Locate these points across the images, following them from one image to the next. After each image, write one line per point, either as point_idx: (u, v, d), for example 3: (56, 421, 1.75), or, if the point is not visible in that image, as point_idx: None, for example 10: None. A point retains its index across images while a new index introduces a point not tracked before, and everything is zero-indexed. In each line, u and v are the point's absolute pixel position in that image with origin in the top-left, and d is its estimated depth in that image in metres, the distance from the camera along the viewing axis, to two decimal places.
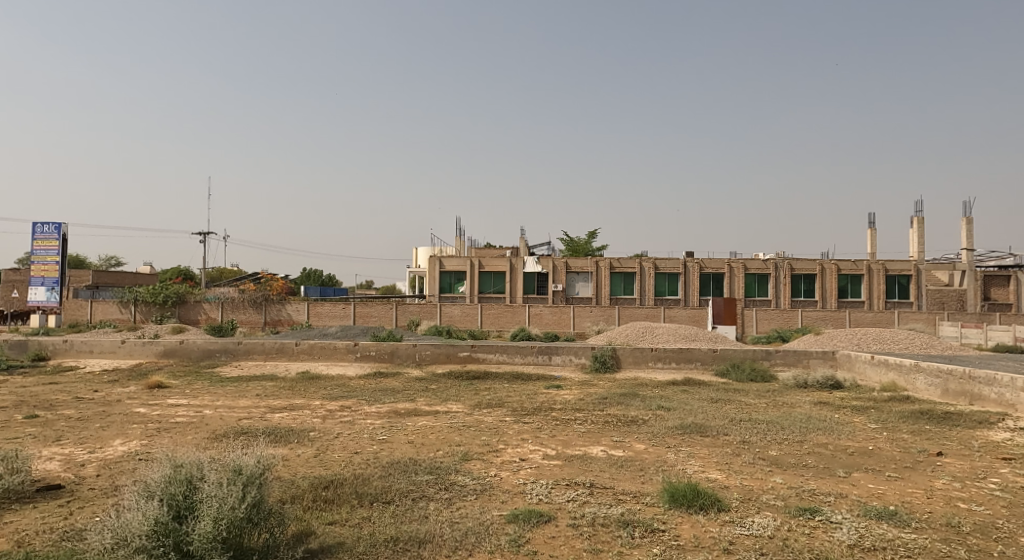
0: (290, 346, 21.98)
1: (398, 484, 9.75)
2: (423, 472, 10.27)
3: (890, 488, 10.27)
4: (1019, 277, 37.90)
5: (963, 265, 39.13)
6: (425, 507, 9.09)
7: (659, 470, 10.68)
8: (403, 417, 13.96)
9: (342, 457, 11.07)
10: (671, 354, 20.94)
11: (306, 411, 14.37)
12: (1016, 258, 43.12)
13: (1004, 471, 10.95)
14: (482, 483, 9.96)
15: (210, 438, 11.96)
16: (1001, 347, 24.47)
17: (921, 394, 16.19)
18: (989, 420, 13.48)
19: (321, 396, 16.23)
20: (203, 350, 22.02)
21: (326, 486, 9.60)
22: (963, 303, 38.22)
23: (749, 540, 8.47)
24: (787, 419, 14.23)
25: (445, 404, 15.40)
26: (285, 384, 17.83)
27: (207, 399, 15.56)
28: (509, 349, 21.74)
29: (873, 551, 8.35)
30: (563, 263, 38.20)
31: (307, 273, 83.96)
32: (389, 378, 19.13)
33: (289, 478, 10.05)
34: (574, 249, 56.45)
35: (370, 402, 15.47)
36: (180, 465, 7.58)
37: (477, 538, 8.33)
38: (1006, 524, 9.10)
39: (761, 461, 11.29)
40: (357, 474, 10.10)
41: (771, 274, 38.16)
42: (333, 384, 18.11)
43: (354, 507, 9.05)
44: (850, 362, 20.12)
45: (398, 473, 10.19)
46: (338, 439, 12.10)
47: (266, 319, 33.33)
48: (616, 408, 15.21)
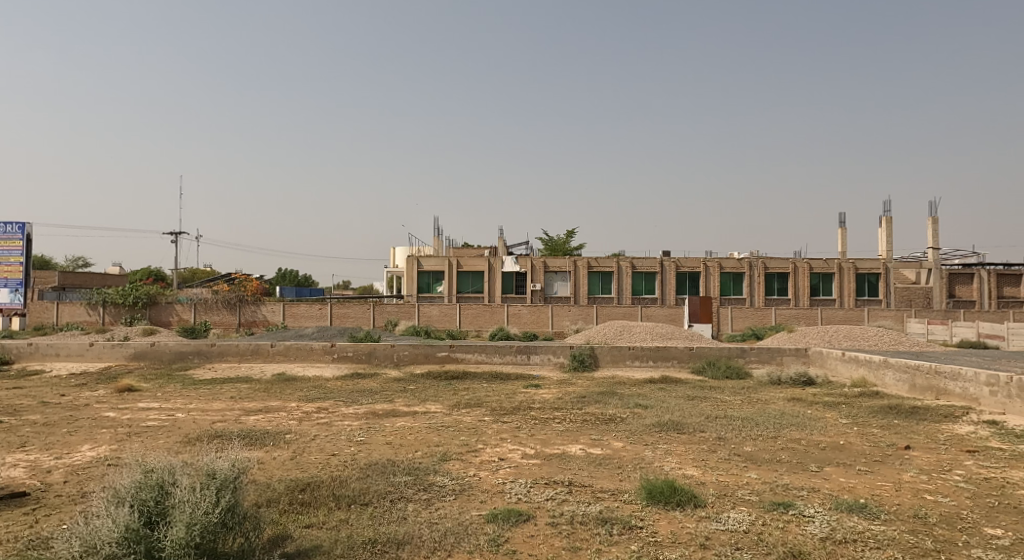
0: (266, 347, 21.91)
1: (377, 485, 9.84)
2: (402, 473, 10.38)
3: (860, 481, 10.57)
4: (982, 275, 38.71)
5: (930, 263, 39.81)
6: (404, 508, 9.20)
7: (637, 468, 10.88)
8: (381, 418, 14.07)
9: (318, 459, 11.13)
10: (648, 353, 21.23)
11: (282, 414, 14.39)
12: (980, 257, 43.99)
13: (969, 463, 11.25)
14: (461, 483, 10.08)
15: (182, 442, 11.98)
16: (965, 343, 25.10)
17: (889, 390, 16.55)
18: (954, 413, 13.82)
19: (298, 398, 16.23)
20: (176, 351, 21.92)
21: (302, 488, 9.68)
22: (929, 301, 38.98)
23: (725, 535, 8.68)
24: (762, 414, 14.57)
25: (423, 405, 15.50)
26: (261, 386, 17.84)
27: (179, 403, 15.53)
28: (487, 349, 21.83)
29: (844, 543, 8.59)
30: (542, 263, 38.43)
31: (283, 273, 83.59)
32: (366, 379, 19.19)
33: (265, 481, 10.11)
34: (554, 248, 56.85)
35: (348, 403, 15.53)
36: (151, 470, 7.61)
37: (456, 538, 8.46)
38: (970, 515, 9.41)
39: (736, 457, 11.55)
40: (334, 476, 10.20)
41: (745, 273, 38.63)
42: (310, 385, 18.15)
43: (331, 509, 9.14)
44: (821, 359, 20.50)
45: (376, 475, 10.27)
46: (314, 442, 12.14)
47: (241, 320, 33.22)
48: (595, 407, 15.41)
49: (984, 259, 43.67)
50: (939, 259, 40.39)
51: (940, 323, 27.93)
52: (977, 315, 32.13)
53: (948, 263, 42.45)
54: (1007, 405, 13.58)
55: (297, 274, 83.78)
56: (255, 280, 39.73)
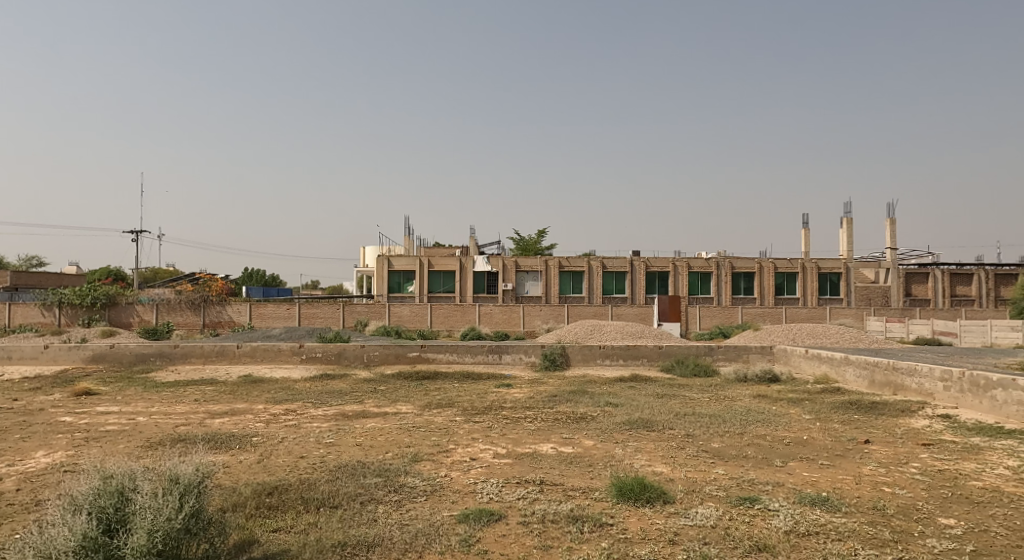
0: (231, 348, 21.81)
1: (346, 487, 9.95)
2: (372, 474, 10.50)
3: (822, 475, 10.92)
4: (937, 274, 39.77)
5: (888, 263, 40.76)
6: (374, 510, 9.33)
7: (607, 465, 11.12)
8: (351, 419, 14.16)
9: (286, 461, 11.20)
10: (619, 351, 21.65)
11: (249, 416, 14.41)
12: (935, 256, 45.28)
13: (924, 455, 11.67)
14: (432, 483, 10.23)
15: (143, 447, 11.97)
16: (921, 340, 25.86)
17: (849, 386, 17.04)
18: (910, 408, 14.30)
19: (265, 400, 16.22)
20: (137, 353, 21.74)
21: (269, 492, 9.76)
22: (887, 299, 39.91)
23: (693, 531, 8.94)
24: (729, 411, 14.92)
25: (394, 405, 15.60)
26: (227, 388, 17.79)
27: (140, 406, 15.46)
28: (459, 349, 22.02)
29: (807, 536, 8.90)
30: (514, 263, 38.61)
31: (248, 274, 82.82)
32: (336, 380, 19.22)
33: (231, 485, 10.15)
34: (525, 248, 57.15)
35: (317, 405, 15.57)
36: (109, 476, 7.64)
37: (428, 539, 8.62)
38: (926, 505, 9.79)
39: (704, 453, 11.85)
40: (302, 479, 10.28)
41: (712, 272, 39.23)
42: (278, 386, 18.15)
43: (299, 512, 9.25)
44: (786, 357, 20.99)
45: (346, 477, 10.39)
46: (282, 444, 12.20)
47: (205, 321, 32.97)
48: (566, 405, 15.65)
49: (938, 258, 44.96)
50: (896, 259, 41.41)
51: (897, 320, 28.73)
52: (933, 313, 33.06)
53: (906, 263, 43.58)
54: (960, 399, 14.08)
55: (263, 273, 83.08)
56: (220, 279, 39.36)
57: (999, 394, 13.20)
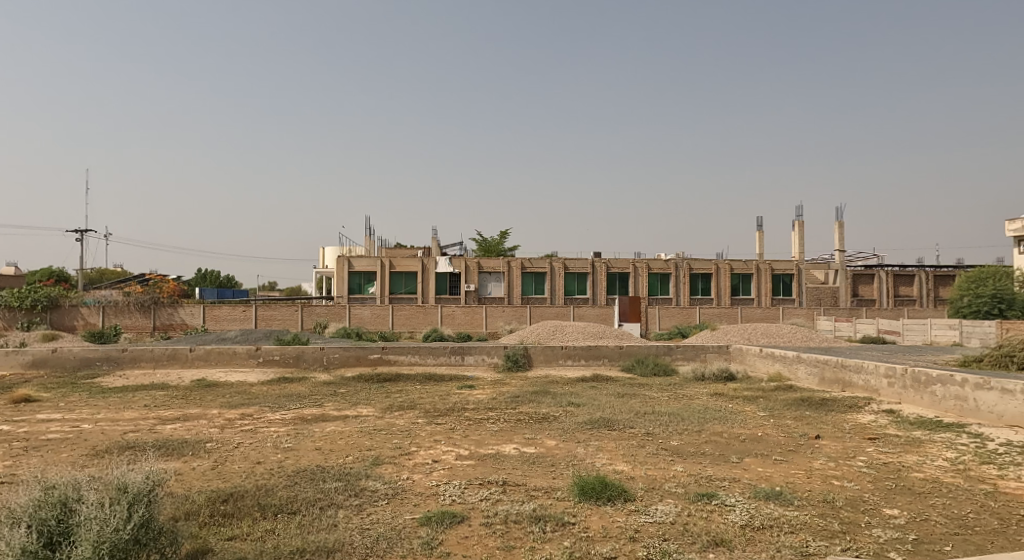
0: (183, 352, 21.57)
1: (305, 493, 10.04)
2: (332, 479, 10.61)
3: (776, 470, 11.34)
4: (882, 275, 41.10)
5: (837, 264, 41.90)
6: (334, 515, 9.45)
7: (569, 465, 11.40)
8: (310, 423, 14.23)
9: (242, 467, 11.25)
10: (581, 351, 21.98)
11: (203, 421, 14.37)
12: (879, 258, 46.86)
13: (871, 449, 12.18)
14: (393, 487, 10.38)
15: (88, 455, 11.88)
16: (867, 338, 26.79)
17: (801, 383, 17.61)
18: (858, 404, 14.87)
19: (219, 404, 16.16)
20: (81, 358, 21.38)
21: (224, 499, 9.80)
22: (836, 300, 41.00)
23: (653, 527, 9.23)
24: (687, 410, 15.33)
25: (354, 408, 15.69)
26: (179, 393, 17.66)
27: (85, 413, 15.27)
28: (421, 350, 22.12)
29: (762, 529, 9.23)
30: (476, 264, 38.77)
31: (203, 276, 81.59)
32: (294, 383, 19.20)
33: (184, 493, 10.15)
34: (487, 249, 57.39)
35: (274, 409, 15.59)
36: (52, 486, 7.41)
37: (390, 542, 8.76)
38: (872, 497, 10.22)
39: (664, 451, 12.19)
40: (259, 485, 10.35)
41: (671, 273, 39.90)
42: (234, 390, 18.08)
43: (256, 519, 9.31)
44: (741, 356, 21.57)
45: (305, 482, 10.49)
46: (237, 450, 12.23)
47: (156, 324, 32.42)
48: (528, 406, 15.91)
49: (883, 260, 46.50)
50: (844, 261, 42.64)
51: (845, 320, 29.68)
52: (878, 313, 34.17)
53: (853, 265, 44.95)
54: (903, 395, 14.69)
55: (218, 275, 81.91)
56: (170, 280, 38.68)
57: (939, 390, 13.83)
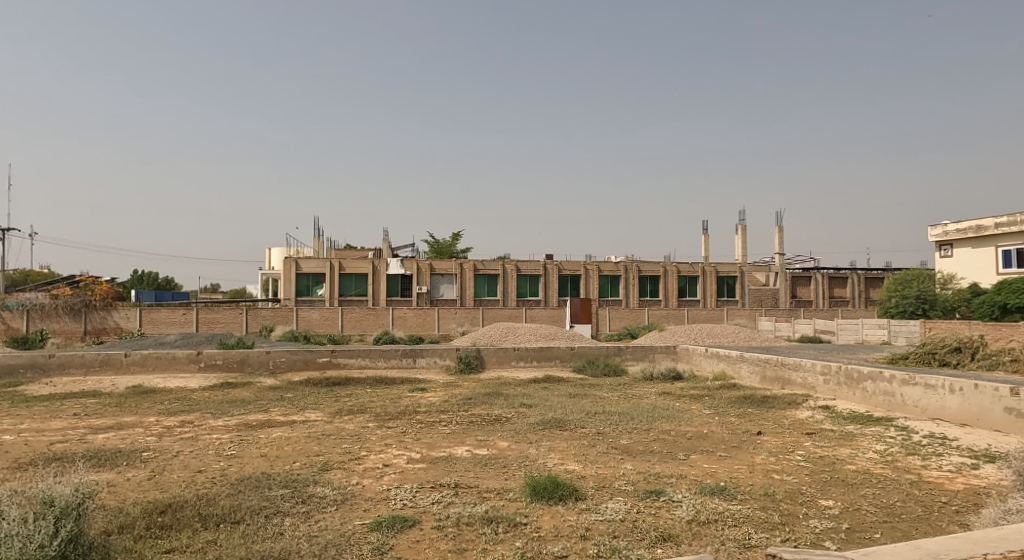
0: (118, 358, 20.96)
1: (249, 501, 10.05)
2: (278, 486, 10.67)
3: (721, 466, 11.80)
4: (819, 278, 42.62)
5: (777, 266, 43.16)
6: (280, 523, 9.49)
7: (521, 466, 11.68)
8: (255, 429, 14.22)
9: (181, 477, 11.20)
10: (532, 353, 22.31)
11: (139, 430, 14.22)
12: (815, 260, 48.65)
13: (808, 444, 12.74)
14: (342, 493, 10.50)
15: (14, 468, 11.65)
16: (805, 338, 27.82)
17: (744, 381, 18.22)
18: (797, 400, 15.50)
19: (157, 412, 15.99)
20: (4, 366, 20.33)
21: (162, 510, 9.75)
22: (776, 301, 42.27)
23: (603, 525, 9.53)
24: (636, 409, 15.74)
25: (302, 413, 15.70)
26: (112, 401, 17.35)
27: (11, 424, 14.91)
28: (372, 353, 22.10)
29: (706, 523, 9.63)
30: (428, 266, 38.85)
31: (139, 278, 79.48)
32: (237, 388, 19.04)
33: (117, 505, 10.03)
34: (439, 251, 57.50)
35: (216, 415, 15.51)
36: None
37: (339, 549, 8.84)
38: (809, 489, 10.73)
39: (614, 450, 12.56)
40: (200, 495, 10.33)
41: (621, 276, 40.58)
42: (173, 397, 17.85)
43: (196, 530, 9.29)
44: (688, 355, 22.18)
45: (250, 490, 10.52)
46: (176, 458, 12.17)
47: (87, 328, 31.31)
48: (480, 408, 16.15)
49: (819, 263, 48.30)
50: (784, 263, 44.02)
51: (785, 320, 30.74)
52: (815, 313, 35.44)
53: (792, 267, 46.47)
54: (837, 391, 15.36)
55: (155, 276, 79.84)
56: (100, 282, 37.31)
57: (869, 386, 14.53)
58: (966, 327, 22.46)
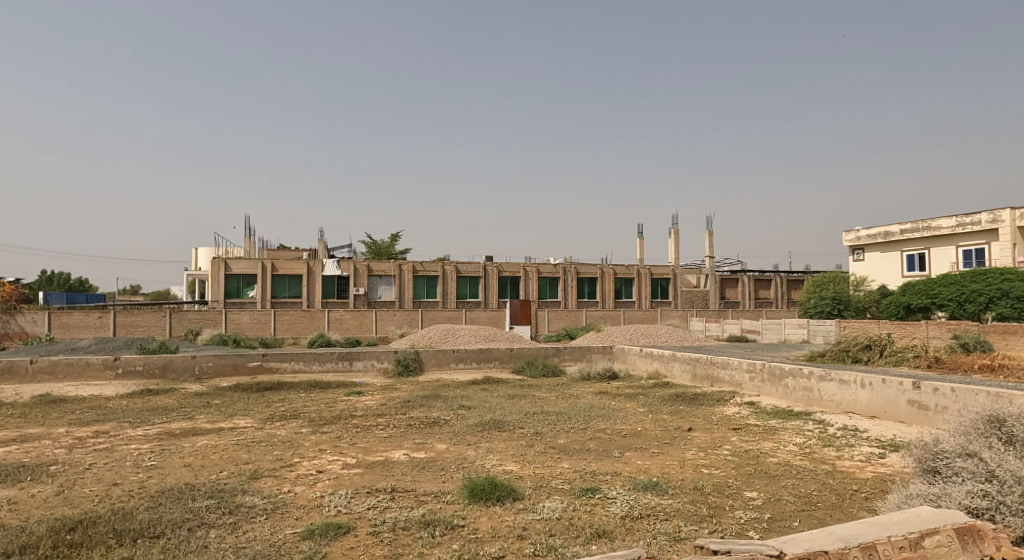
0: (22, 365, 19.82)
1: (171, 514, 9.84)
2: (203, 497, 10.51)
3: (653, 462, 12.26)
4: (746, 280, 44.18)
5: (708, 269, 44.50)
6: (205, 535, 9.28)
7: (459, 468, 11.90)
8: (178, 438, 14.04)
9: (94, 491, 10.89)
10: (471, 355, 22.57)
11: (49, 442, 13.79)
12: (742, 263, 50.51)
13: (734, 438, 13.32)
14: (273, 501, 10.41)
15: None
16: (733, 337, 28.90)
17: (676, 380, 18.85)
18: (725, 397, 16.15)
19: (67, 423, 15.52)
20: None
21: (73, 527, 9.42)
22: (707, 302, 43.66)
23: (540, 524, 9.75)
24: (574, 408, 16.12)
25: (230, 420, 15.56)
26: (18, 411, 16.68)
27: None
28: (307, 357, 21.72)
29: (639, 518, 9.98)
30: (365, 267, 38.46)
31: (50, 278, 76.07)
32: (159, 394, 18.57)
33: (21, 524, 9.63)
34: (377, 252, 57.27)
35: (134, 424, 15.20)
36: None
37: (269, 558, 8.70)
38: (735, 482, 11.25)
39: (551, 449, 12.89)
40: (115, 510, 10.03)
41: (560, 278, 41.21)
42: (86, 406, 17.27)
43: (110, 547, 8.96)
44: (623, 355, 22.77)
45: (172, 502, 10.32)
46: (89, 471, 11.88)
47: None
48: (419, 410, 16.29)
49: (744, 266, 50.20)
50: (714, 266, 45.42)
51: (714, 320, 31.86)
52: (742, 313, 36.88)
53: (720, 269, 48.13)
54: (761, 388, 16.07)
55: (65, 276, 76.47)
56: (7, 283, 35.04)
57: (790, 382, 15.26)
58: (876, 326, 23.77)
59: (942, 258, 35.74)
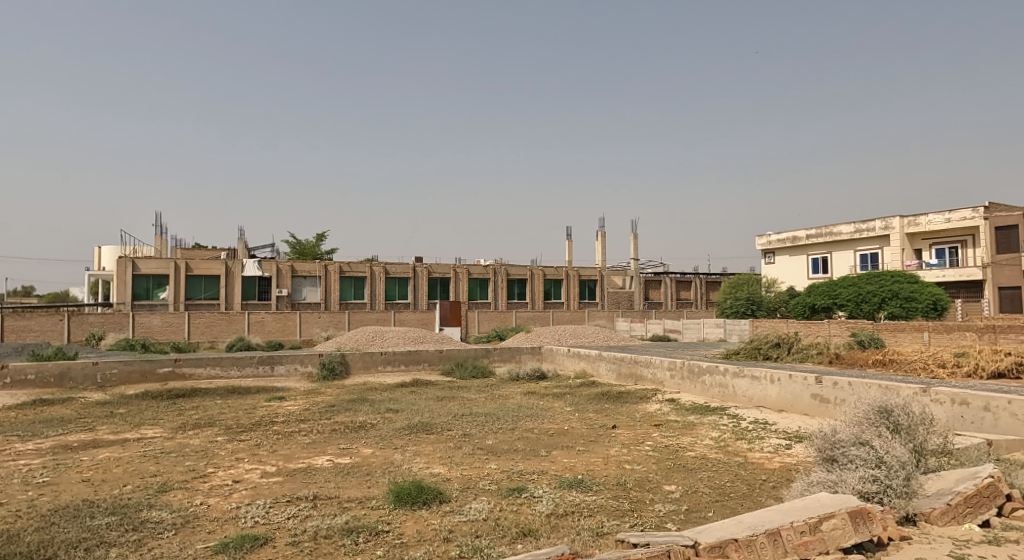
0: None
1: (67, 534, 9.46)
2: (104, 514, 10.14)
3: (578, 460, 12.62)
4: (669, 281, 45.57)
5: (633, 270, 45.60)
6: (106, 555, 8.95)
7: (385, 472, 11.99)
8: (75, 451, 13.50)
9: None
10: (400, 357, 22.59)
11: None
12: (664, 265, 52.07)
13: (656, 434, 13.82)
14: (183, 515, 10.15)
15: None
16: (657, 336, 29.77)
17: (602, 378, 19.36)
18: (647, 394, 16.70)
19: None
20: None
21: None
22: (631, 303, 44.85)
23: (465, 526, 9.90)
24: (503, 409, 16.39)
25: (137, 430, 15.13)
26: None
27: None
28: (224, 362, 21.32)
29: (564, 515, 10.27)
30: (289, 267, 37.66)
31: None
32: (58, 403, 17.69)
33: None
34: (302, 253, 56.44)
35: (27, 438, 14.49)
36: None
37: None
38: (655, 476, 11.72)
39: (479, 450, 13.12)
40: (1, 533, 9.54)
41: (490, 279, 41.57)
42: None
43: None
44: (552, 355, 23.23)
45: (68, 521, 9.92)
46: None
47: None
48: (344, 415, 16.26)
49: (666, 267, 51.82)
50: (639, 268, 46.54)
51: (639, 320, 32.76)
52: (665, 313, 38.21)
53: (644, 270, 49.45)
54: (681, 385, 16.70)
55: None
56: None
57: (707, 379, 15.90)
58: (785, 324, 25.00)
59: (843, 261, 38.66)
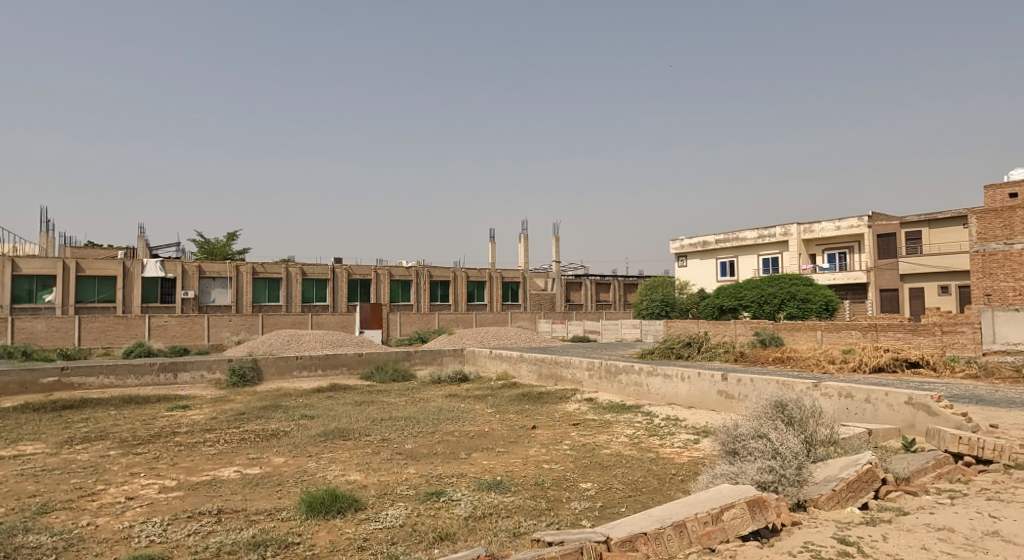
0: None
1: None
2: None
3: (498, 461, 12.79)
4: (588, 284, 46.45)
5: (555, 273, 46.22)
6: None
7: (297, 481, 11.87)
8: None
9: None
10: (317, 361, 22.31)
11: None
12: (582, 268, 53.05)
13: (574, 433, 14.13)
14: (65, 538, 9.77)
15: None
16: (577, 337, 30.31)
17: (523, 380, 19.65)
18: (566, 394, 17.04)
19: None
20: None
21: None
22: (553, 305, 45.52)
23: (381, 533, 9.91)
24: (422, 413, 16.44)
25: (18, 446, 14.35)
26: None
27: None
28: (121, 370, 20.50)
29: (482, 517, 10.40)
30: (195, 268, 35.84)
31: None
32: None
33: None
34: (212, 253, 54.86)
35: None
36: None
37: None
38: (571, 474, 11.99)
39: (397, 455, 13.13)
40: None
41: (413, 281, 41.47)
42: None
43: None
44: (474, 357, 23.41)
45: None
46: None
47: None
48: (254, 423, 15.97)
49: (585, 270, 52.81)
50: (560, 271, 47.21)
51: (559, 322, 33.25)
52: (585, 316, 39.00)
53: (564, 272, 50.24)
54: (599, 384, 17.10)
55: None
56: None
57: (624, 378, 16.33)
58: (695, 324, 25.86)
59: (749, 265, 40.14)
